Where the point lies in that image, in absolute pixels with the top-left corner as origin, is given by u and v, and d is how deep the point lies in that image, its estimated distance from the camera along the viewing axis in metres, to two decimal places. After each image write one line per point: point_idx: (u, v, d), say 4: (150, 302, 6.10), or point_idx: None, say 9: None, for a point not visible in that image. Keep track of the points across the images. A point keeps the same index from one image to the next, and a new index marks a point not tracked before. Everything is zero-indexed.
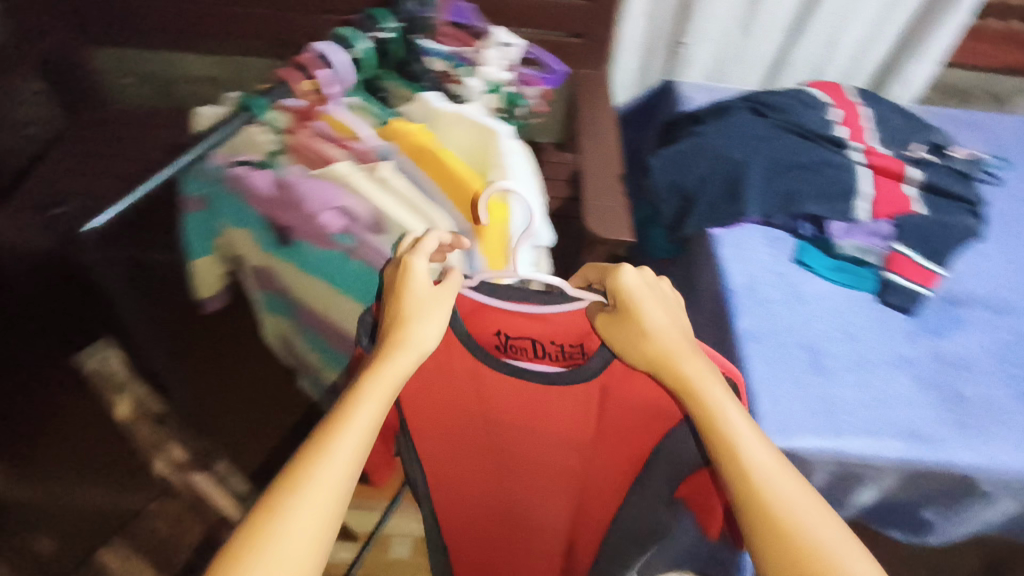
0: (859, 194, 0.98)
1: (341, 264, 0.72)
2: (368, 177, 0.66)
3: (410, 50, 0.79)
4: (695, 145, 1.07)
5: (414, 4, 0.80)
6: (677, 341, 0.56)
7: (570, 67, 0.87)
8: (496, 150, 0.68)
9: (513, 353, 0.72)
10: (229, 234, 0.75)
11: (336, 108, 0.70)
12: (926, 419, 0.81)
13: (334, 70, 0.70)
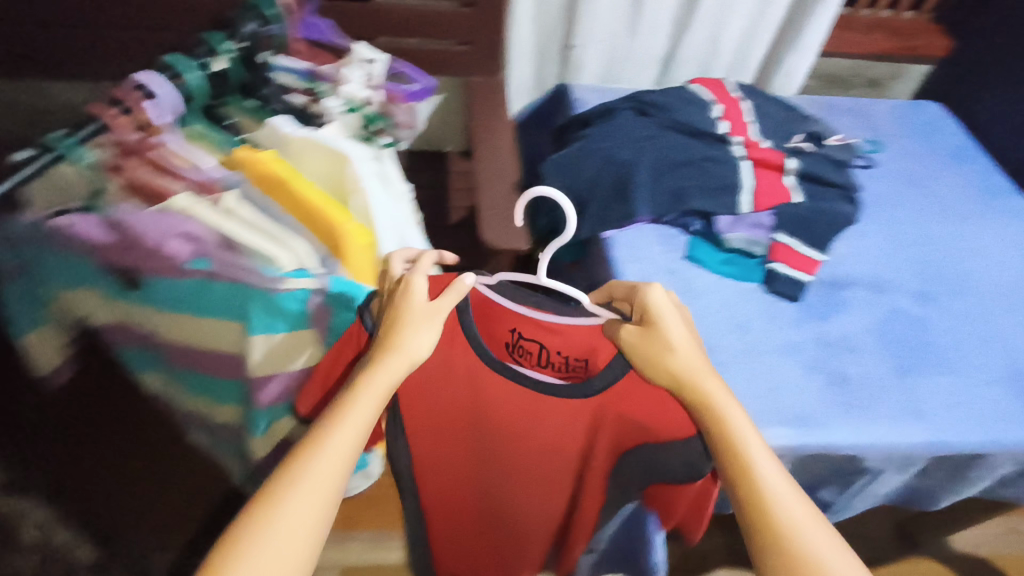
0: (741, 187, 1.00)
1: (201, 293, 0.67)
2: (208, 207, 0.65)
3: (253, 70, 0.77)
4: (573, 163, 1.07)
5: (254, 25, 0.78)
6: (706, 368, 0.58)
7: (431, 83, 0.91)
8: (350, 176, 0.71)
9: (519, 358, 0.74)
10: (65, 297, 0.72)
11: (170, 140, 0.67)
12: (818, 403, 0.83)
13: (161, 100, 0.67)
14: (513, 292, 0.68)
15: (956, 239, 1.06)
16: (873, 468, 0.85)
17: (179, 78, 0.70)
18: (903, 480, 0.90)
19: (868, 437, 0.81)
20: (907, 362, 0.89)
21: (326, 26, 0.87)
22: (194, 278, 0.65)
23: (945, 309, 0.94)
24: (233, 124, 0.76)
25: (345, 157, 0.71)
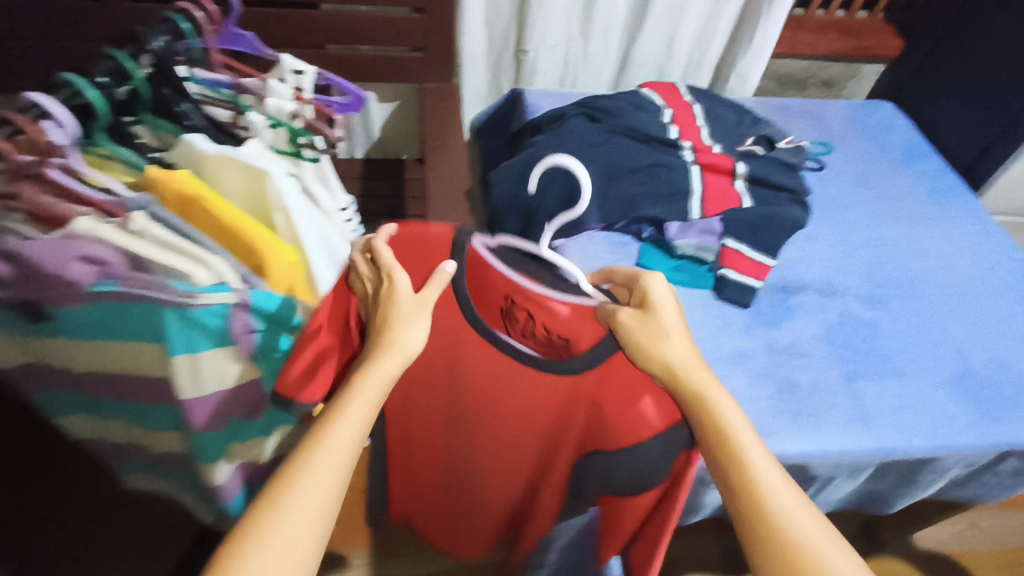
0: (691, 193, 0.99)
1: (124, 318, 0.65)
2: (116, 229, 0.60)
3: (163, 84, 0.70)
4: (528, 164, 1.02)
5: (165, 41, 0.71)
6: (685, 352, 0.56)
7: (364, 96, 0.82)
8: (270, 195, 0.66)
9: (508, 326, 0.64)
10: None
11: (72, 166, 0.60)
12: (758, 411, 0.82)
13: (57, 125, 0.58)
14: (512, 255, 0.59)
15: (893, 246, 1.05)
16: (817, 474, 0.84)
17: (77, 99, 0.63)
18: (854, 483, 0.89)
19: (811, 445, 0.80)
20: (855, 367, 0.88)
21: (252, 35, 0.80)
22: (103, 301, 0.63)
23: (880, 314, 0.95)
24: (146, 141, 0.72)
25: (264, 176, 0.65)
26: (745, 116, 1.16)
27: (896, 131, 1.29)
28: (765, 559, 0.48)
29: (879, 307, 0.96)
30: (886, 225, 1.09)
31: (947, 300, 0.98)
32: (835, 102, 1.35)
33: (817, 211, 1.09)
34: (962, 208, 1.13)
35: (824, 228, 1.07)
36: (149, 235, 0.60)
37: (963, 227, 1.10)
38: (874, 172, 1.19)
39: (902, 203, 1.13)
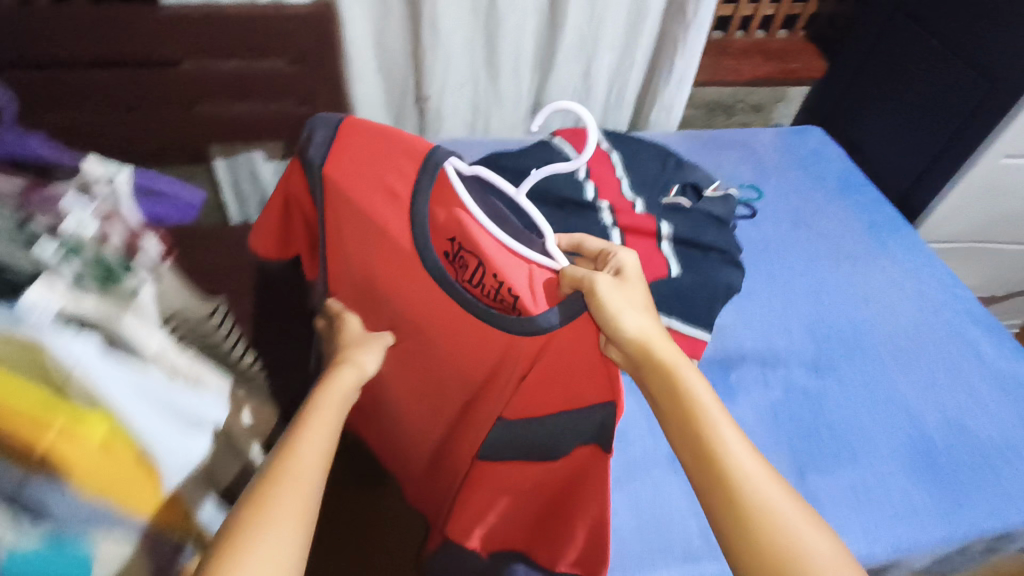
0: None
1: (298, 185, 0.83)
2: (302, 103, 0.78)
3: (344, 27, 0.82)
4: None
5: None
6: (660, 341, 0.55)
7: None
8: None
9: None
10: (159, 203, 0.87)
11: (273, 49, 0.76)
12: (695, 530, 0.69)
13: None
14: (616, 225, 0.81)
15: (840, 301, 0.88)
16: None
17: None
18: None
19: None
20: (804, 457, 0.72)
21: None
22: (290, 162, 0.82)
23: (822, 387, 0.78)
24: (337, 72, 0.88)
25: None
26: (738, 151, 1.12)
27: (846, 180, 1.10)
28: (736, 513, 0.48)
29: (824, 382, 0.79)
30: (827, 277, 0.92)
31: (906, 371, 0.81)
32: (762, 129, 1.18)
33: (755, 256, 0.93)
34: (889, 249, 0.97)
35: (762, 284, 0.90)
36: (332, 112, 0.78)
37: (897, 279, 0.93)
38: (844, 208, 1.04)
39: (871, 243, 0.98)
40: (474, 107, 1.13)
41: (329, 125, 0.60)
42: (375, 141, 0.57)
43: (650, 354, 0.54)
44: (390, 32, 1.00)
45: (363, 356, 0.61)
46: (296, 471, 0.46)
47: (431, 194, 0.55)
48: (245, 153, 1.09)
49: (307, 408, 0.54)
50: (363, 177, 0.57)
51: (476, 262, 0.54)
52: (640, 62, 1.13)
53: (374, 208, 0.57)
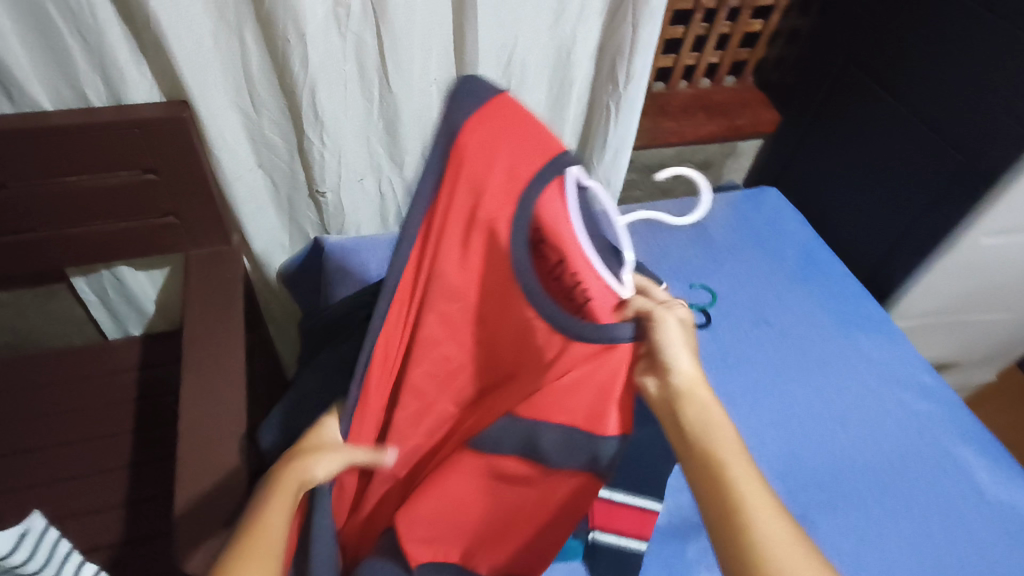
0: None
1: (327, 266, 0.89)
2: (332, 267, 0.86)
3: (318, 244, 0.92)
4: None
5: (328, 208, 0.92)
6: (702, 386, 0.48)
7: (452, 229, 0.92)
8: None
9: None
10: None
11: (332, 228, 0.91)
12: None
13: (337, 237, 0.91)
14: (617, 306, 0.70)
15: (809, 429, 0.77)
16: None
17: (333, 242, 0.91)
18: None
19: None
20: None
21: (309, 93, 0.77)
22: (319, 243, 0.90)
23: None
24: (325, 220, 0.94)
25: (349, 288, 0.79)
26: (688, 231, 0.98)
27: (812, 257, 0.96)
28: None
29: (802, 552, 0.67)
30: (795, 399, 0.80)
31: (894, 515, 0.70)
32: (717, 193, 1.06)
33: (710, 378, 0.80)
34: (862, 348, 0.85)
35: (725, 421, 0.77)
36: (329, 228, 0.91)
37: (874, 388, 0.81)
38: (811, 296, 0.91)
39: (843, 340, 0.86)
40: (383, 197, 0.96)
41: (472, 91, 0.48)
42: (516, 128, 0.48)
43: (686, 392, 0.48)
44: (270, 131, 0.83)
45: (325, 459, 0.53)
46: (247, 555, 0.42)
47: (540, 194, 0.48)
48: (110, 271, 0.92)
49: (262, 493, 0.49)
50: (493, 157, 0.48)
51: (555, 259, 0.50)
52: (570, 135, 0.99)
53: (481, 200, 0.50)
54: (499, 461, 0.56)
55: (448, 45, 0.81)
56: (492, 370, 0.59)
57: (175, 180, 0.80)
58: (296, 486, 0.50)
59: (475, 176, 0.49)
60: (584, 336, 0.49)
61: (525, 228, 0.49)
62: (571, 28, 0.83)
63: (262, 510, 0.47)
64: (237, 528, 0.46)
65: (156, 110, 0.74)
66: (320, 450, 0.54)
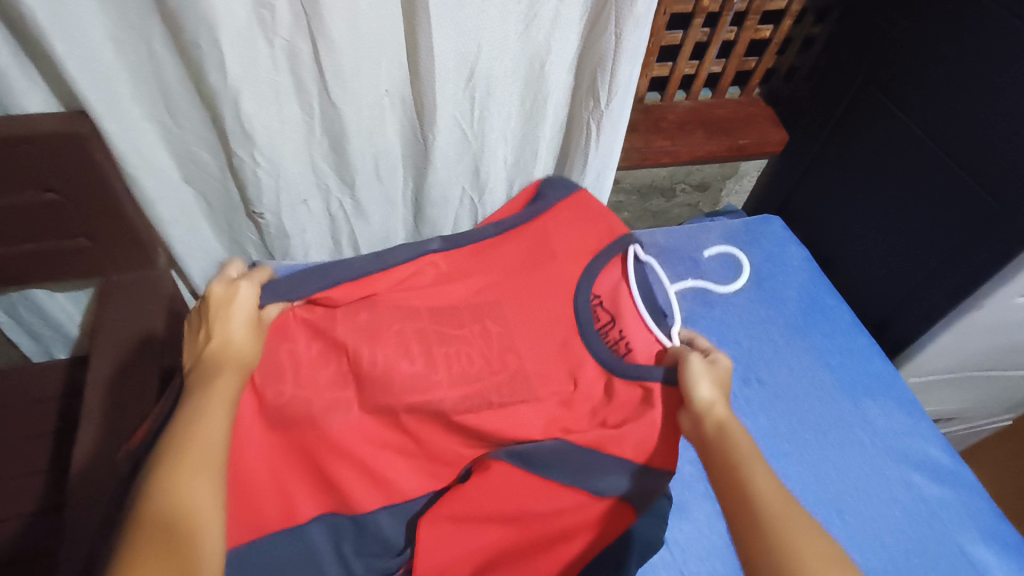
0: None
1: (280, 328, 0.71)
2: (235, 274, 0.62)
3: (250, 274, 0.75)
4: None
5: (265, 223, 0.80)
6: (721, 401, 0.60)
7: None
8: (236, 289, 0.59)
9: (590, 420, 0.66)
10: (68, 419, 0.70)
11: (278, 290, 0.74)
12: None
13: None
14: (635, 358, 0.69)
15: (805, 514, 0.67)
16: None
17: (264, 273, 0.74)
18: None
19: None
20: None
21: (235, 105, 0.66)
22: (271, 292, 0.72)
23: None
24: (262, 235, 0.83)
25: (258, 277, 0.62)
26: (678, 268, 0.86)
27: (816, 303, 0.84)
28: (746, 529, 0.50)
29: None
30: (790, 475, 0.69)
31: None
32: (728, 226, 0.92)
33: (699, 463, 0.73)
34: (864, 411, 0.75)
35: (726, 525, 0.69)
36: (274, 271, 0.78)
37: (880, 461, 0.71)
38: (812, 348, 0.80)
39: (844, 403, 0.75)
40: (333, 217, 0.86)
41: (564, 187, 0.74)
42: (593, 215, 0.72)
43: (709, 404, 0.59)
44: (193, 145, 0.72)
45: (243, 342, 0.57)
46: (198, 444, 0.47)
47: (607, 263, 0.69)
48: (20, 293, 0.82)
49: (190, 403, 0.50)
50: (571, 234, 0.71)
51: (609, 319, 0.67)
52: (546, 153, 0.87)
53: (556, 258, 0.70)
54: (521, 474, 0.64)
55: (401, 56, 0.70)
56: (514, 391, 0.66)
57: (83, 199, 0.70)
58: (228, 395, 0.52)
59: (565, 245, 0.70)
60: (625, 373, 0.63)
61: (590, 288, 0.68)
62: (545, 36, 0.71)
63: (201, 417, 0.49)
64: (172, 433, 0.47)
65: (54, 124, 0.63)
66: (238, 333, 0.57)
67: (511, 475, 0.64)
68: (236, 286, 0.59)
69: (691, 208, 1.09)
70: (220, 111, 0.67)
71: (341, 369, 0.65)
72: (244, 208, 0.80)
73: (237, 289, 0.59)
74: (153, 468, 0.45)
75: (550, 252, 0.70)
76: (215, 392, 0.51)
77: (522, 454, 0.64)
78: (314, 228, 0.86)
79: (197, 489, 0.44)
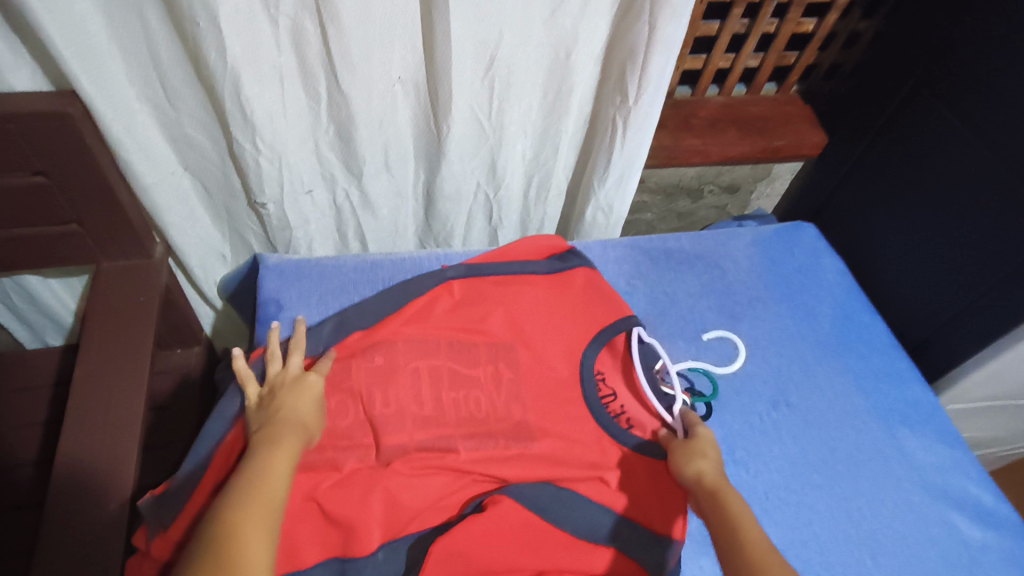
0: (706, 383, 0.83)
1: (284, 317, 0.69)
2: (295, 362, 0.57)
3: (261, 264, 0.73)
4: None
5: (272, 216, 0.76)
6: (726, 486, 0.53)
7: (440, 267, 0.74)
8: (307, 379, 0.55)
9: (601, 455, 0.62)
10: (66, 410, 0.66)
11: (285, 285, 0.71)
12: None
13: (279, 302, 0.70)
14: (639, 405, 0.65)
15: (836, 552, 0.62)
16: None
17: (276, 262, 0.73)
18: None
19: None
20: None
21: (234, 87, 0.61)
22: (287, 275, 0.72)
23: None
24: (266, 227, 0.78)
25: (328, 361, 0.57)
26: (702, 275, 0.80)
27: (852, 319, 0.79)
28: None
29: None
30: (819, 508, 0.64)
31: None
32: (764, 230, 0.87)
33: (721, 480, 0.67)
34: (900, 441, 0.69)
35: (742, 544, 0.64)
36: (279, 262, 0.74)
37: (919, 496, 0.66)
38: (846, 369, 0.74)
39: (879, 431, 0.70)
40: (339, 210, 0.81)
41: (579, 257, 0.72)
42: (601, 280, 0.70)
43: (711, 487, 0.53)
44: (190, 128, 0.67)
45: (310, 416, 0.53)
46: (261, 505, 0.43)
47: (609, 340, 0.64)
48: (12, 279, 0.78)
49: (252, 461, 0.46)
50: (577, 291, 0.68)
51: (613, 394, 0.62)
52: (568, 150, 0.81)
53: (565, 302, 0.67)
54: (534, 522, 0.53)
55: (416, 39, 0.65)
56: (524, 426, 0.59)
57: (72, 181, 0.65)
58: (292, 458, 0.48)
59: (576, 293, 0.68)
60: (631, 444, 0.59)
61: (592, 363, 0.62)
62: (572, 24, 0.66)
63: (261, 477, 0.45)
64: (227, 493, 0.43)
65: (40, 102, 0.59)
66: (306, 405, 0.53)
67: (524, 519, 0.52)
68: (307, 376, 0.55)
69: (718, 210, 1.03)
70: (220, 93, 0.62)
71: (358, 416, 0.57)
72: (247, 198, 0.75)
73: (310, 379, 0.55)
74: (202, 533, 0.41)
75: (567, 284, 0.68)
76: (280, 454, 0.47)
77: (535, 500, 0.54)
78: (319, 220, 0.81)
79: (260, 558, 0.40)
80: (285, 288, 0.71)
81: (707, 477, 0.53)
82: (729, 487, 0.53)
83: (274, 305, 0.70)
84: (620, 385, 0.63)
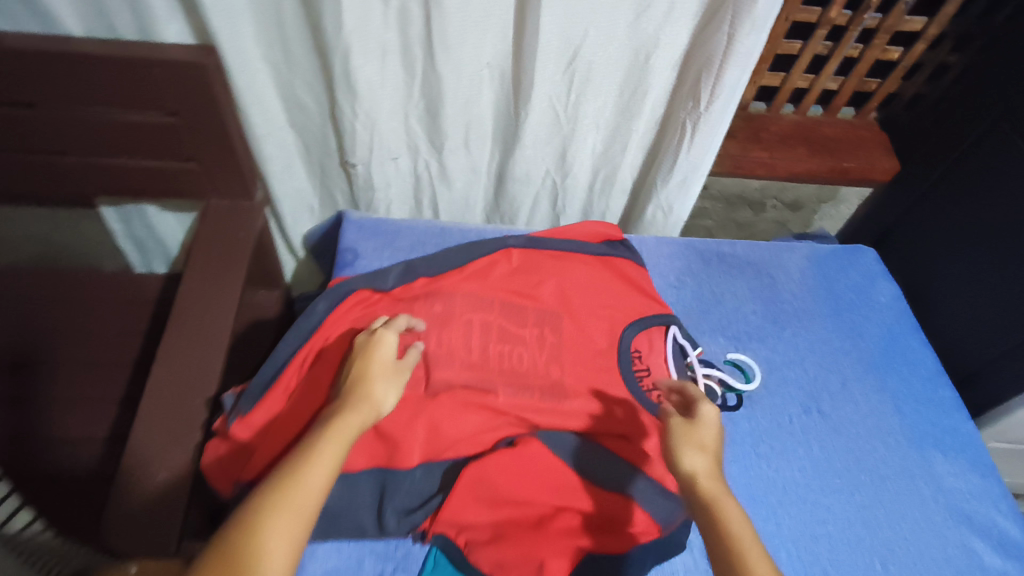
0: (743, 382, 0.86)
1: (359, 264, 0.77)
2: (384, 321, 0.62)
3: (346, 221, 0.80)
4: None
5: (360, 177, 0.84)
6: (720, 490, 0.49)
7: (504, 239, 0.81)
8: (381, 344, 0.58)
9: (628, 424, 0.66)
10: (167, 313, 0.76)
11: (363, 239, 0.79)
12: None
13: (357, 252, 0.78)
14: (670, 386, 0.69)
15: (847, 553, 0.63)
16: None
17: (359, 220, 0.81)
18: None
19: None
20: None
21: (344, 55, 0.69)
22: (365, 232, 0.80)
23: None
24: (354, 185, 0.86)
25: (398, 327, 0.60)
26: (752, 281, 0.83)
27: (898, 341, 0.80)
28: None
29: None
30: (836, 510, 0.66)
31: None
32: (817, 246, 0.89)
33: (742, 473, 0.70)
34: (930, 463, 0.70)
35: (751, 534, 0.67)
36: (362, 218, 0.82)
37: (941, 516, 0.67)
38: (884, 388, 0.75)
39: (910, 450, 0.71)
40: (419, 180, 0.89)
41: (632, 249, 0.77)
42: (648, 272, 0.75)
43: (704, 490, 0.49)
44: (301, 90, 0.77)
45: (384, 382, 0.55)
46: (311, 461, 0.45)
47: (650, 330, 0.69)
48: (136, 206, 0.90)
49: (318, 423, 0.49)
50: (627, 276, 0.73)
51: (647, 372, 0.67)
52: (637, 148, 0.85)
53: (614, 283, 0.72)
54: (559, 467, 0.58)
55: (509, 29, 0.71)
56: (560, 385, 0.64)
57: (197, 124, 0.75)
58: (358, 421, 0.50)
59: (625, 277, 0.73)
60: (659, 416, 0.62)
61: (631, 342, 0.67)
62: (655, 28, 0.70)
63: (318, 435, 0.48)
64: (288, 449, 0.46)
65: (182, 53, 0.68)
66: (380, 369, 0.56)
67: (550, 462, 0.58)
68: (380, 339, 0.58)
69: (780, 225, 1.05)
70: (331, 59, 0.70)
71: None
72: (341, 158, 0.84)
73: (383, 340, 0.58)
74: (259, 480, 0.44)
75: (617, 267, 0.73)
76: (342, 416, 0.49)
77: (562, 449, 0.59)
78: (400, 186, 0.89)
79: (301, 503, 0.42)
80: (363, 241, 0.79)
81: (700, 478, 0.50)
82: (723, 492, 0.49)
83: (351, 253, 0.77)
84: (653, 369, 0.67)
